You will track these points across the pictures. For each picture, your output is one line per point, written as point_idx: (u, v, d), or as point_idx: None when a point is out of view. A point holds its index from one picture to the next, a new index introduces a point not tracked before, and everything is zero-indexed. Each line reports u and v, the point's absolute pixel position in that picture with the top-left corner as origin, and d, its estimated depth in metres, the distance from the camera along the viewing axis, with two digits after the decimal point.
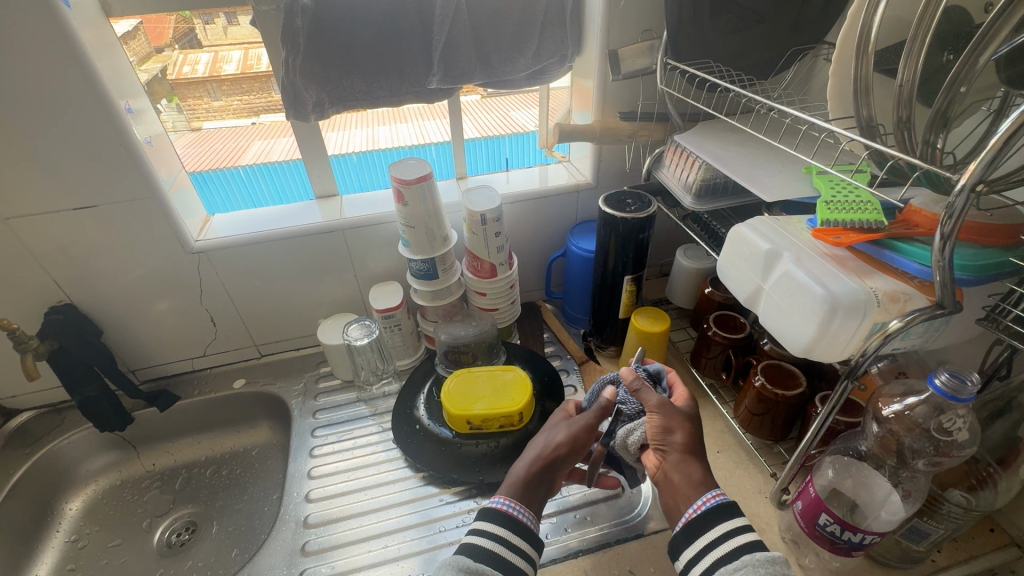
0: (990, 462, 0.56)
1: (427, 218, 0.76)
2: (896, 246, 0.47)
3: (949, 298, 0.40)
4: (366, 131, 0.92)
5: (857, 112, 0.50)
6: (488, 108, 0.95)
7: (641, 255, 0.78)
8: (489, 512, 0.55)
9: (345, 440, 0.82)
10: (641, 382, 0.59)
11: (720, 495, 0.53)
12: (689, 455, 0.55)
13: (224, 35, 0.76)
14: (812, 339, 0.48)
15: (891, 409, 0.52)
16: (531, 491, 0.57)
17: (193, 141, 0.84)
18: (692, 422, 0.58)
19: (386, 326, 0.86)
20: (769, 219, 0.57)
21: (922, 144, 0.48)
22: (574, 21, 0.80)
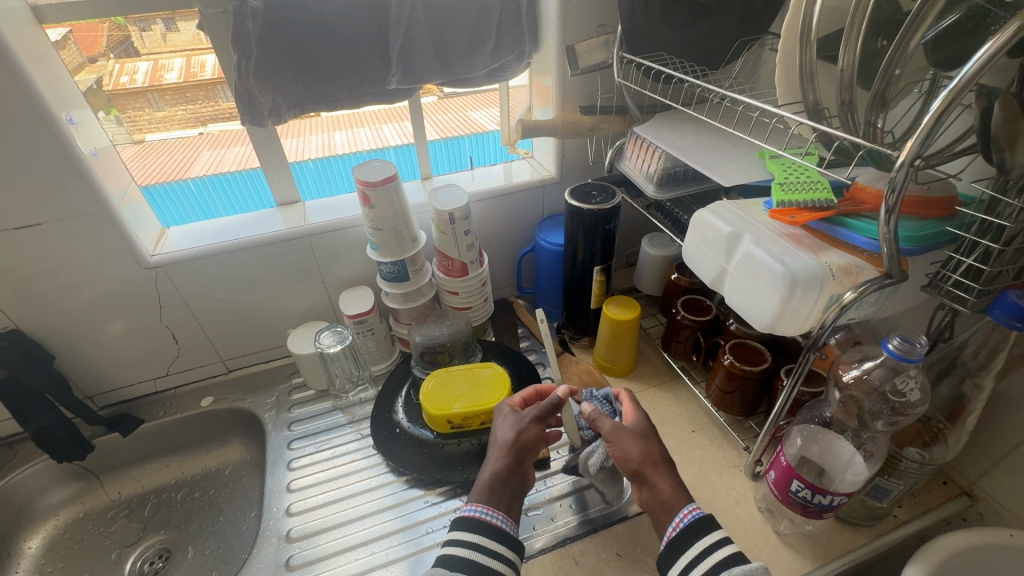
0: (940, 419, 0.60)
1: (394, 219, 0.76)
2: (846, 223, 0.50)
3: (896, 268, 0.44)
4: (323, 138, 0.92)
5: (804, 96, 0.52)
6: (445, 109, 0.97)
7: (609, 245, 0.79)
8: (462, 521, 0.55)
9: (323, 450, 0.80)
10: (596, 411, 0.64)
11: (696, 511, 0.55)
12: (659, 473, 0.59)
13: (163, 42, 0.74)
14: (775, 315, 0.51)
15: (851, 375, 0.56)
16: (501, 494, 0.57)
17: (137, 155, 0.81)
18: (644, 438, 0.61)
19: (359, 332, 0.85)
20: (728, 204, 0.59)
21: (865, 125, 0.50)
22: (530, 18, 0.81)
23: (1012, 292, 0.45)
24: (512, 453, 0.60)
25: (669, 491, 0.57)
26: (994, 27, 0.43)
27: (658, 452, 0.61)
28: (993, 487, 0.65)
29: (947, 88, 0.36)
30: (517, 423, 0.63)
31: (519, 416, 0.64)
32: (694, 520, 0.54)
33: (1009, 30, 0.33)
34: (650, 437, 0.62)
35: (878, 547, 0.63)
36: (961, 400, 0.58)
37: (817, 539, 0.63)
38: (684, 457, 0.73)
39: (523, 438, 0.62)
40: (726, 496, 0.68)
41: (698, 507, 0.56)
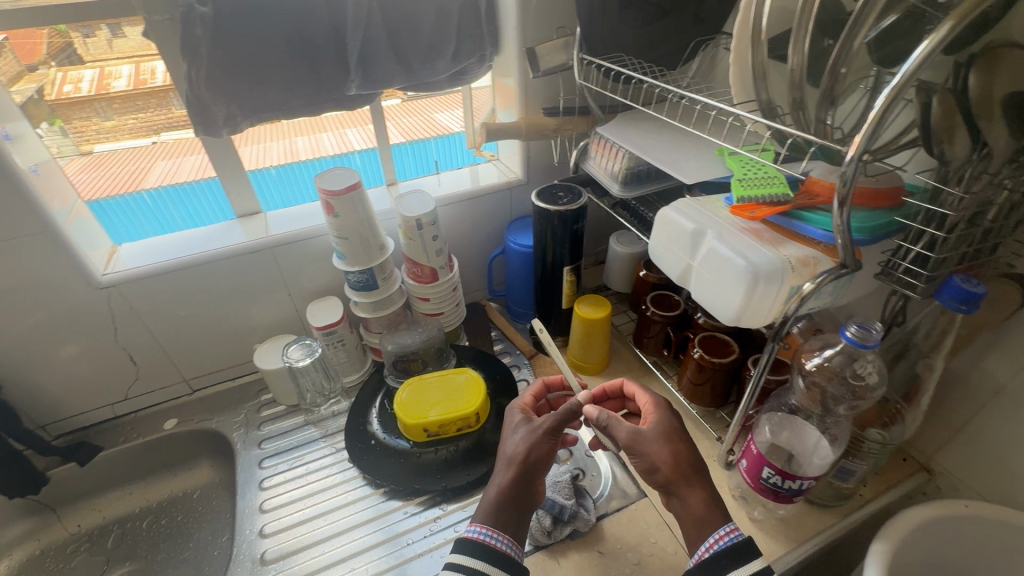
0: (898, 399, 0.62)
1: (360, 227, 0.74)
2: (803, 217, 0.51)
3: (850, 257, 0.46)
4: (284, 144, 0.88)
5: (757, 95, 0.53)
6: (411, 112, 0.94)
7: (578, 244, 0.80)
8: (466, 543, 0.54)
9: (297, 466, 0.78)
10: (608, 415, 0.60)
11: (734, 535, 0.53)
12: (691, 486, 0.56)
13: (109, 48, 0.71)
14: (739, 309, 0.51)
15: (813, 363, 0.57)
16: (508, 514, 0.56)
17: (85, 167, 0.77)
18: (668, 442, 0.58)
19: (328, 344, 0.83)
20: (691, 201, 0.60)
21: (815, 122, 0.52)
22: (489, 21, 0.81)
23: (957, 276, 0.48)
24: (523, 469, 0.58)
25: (698, 508, 0.56)
26: (930, 27, 0.47)
27: (687, 457, 0.58)
28: (948, 461, 0.69)
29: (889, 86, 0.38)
30: (528, 435, 0.60)
31: (530, 428, 0.61)
32: (732, 544, 0.52)
33: (942, 31, 0.35)
34: (674, 440, 0.59)
35: (846, 525, 0.66)
36: (915, 381, 0.60)
37: (789, 523, 0.66)
38: None
39: (534, 454, 0.59)
40: None
41: (735, 530, 0.54)
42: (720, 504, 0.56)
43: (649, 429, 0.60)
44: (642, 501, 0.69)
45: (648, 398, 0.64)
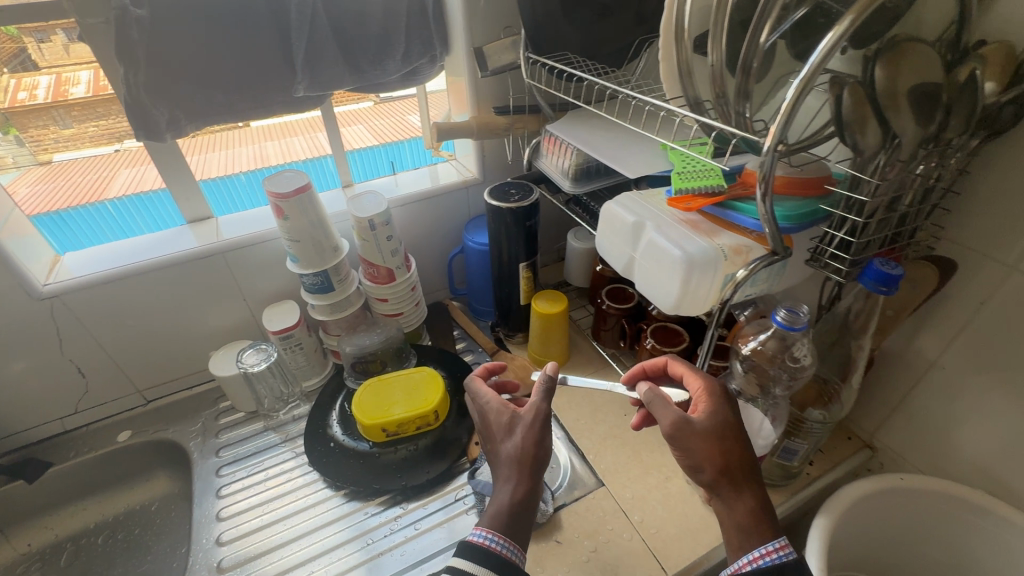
0: (835, 379, 0.62)
1: (311, 229, 0.74)
2: (736, 207, 0.53)
3: (779, 245, 0.48)
4: (254, 149, 0.94)
5: (685, 91, 0.53)
6: (383, 114, 1.02)
7: (532, 241, 0.81)
8: (468, 547, 0.48)
9: (256, 473, 0.77)
10: (655, 400, 0.54)
11: (782, 555, 0.47)
12: (737, 490, 0.50)
13: (64, 55, 0.69)
14: (678, 296, 0.53)
15: (749, 347, 0.60)
16: (517, 520, 0.50)
17: (42, 177, 0.80)
18: (720, 440, 0.51)
19: (285, 348, 0.82)
20: (633, 194, 0.61)
21: (736, 115, 0.53)
22: (438, 22, 0.82)
23: (877, 260, 0.50)
24: (529, 470, 0.52)
25: (744, 516, 0.49)
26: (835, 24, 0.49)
27: (735, 458, 0.51)
28: (887, 437, 0.72)
29: (799, 77, 0.40)
30: (530, 430, 0.54)
31: (529, 424, 0.54)
32: (776, 563, 0.47)
33: (845, 24, 0.37)
34: (727, 438, 0.51)
35: (792, 502, 0.69)
36: (848, 362, 0.61)
37: None
38: (618, 441, 0.77)
39: (537, 452, 0.53)
40: (656, 474, 0.72)
41: (785, 547, 0.48)
42: (769, 514, 0.50)
43: (700, 422, 0.52)
44: (598, 490, 0.71)
45: (702, 387, 0.55)
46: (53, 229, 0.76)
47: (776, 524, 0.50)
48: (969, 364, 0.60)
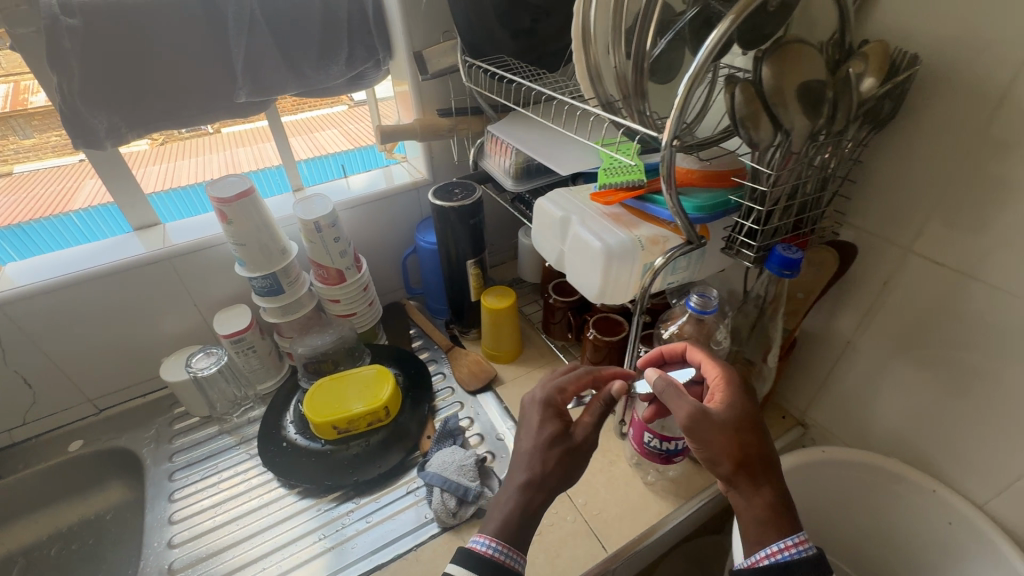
0: (756, 359, 0.65)
1: (257, 233, 0.75)
2: (654, 200, 0.56)
3: (693, 235, 0.51)
4: (226, 155, 0.98)
5: (595, 93, 0.53)
6: (357, 117, 1.06)
7: (478, 239, 0.83)
8: (468, 556, 0.48)
9: (210, 475, 0.78)
10: (666, 391, 0.52)
11: (802, 550, 0.48)
12: (755, 485, 0.50)
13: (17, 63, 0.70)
14: (600, 285, 0.56)
15: (671, 330, 0.64)
16: (524, 529, 0.51)
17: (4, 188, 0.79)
18: (737, 432, 0.49)
19: (237, 351, 0.83)
20: (564, 190, 0.64)
21: (639, 114, 0.52)
22: (379, 27, 0.84)
23: (780, 246, 0.53)
24: (541, 480, 0.52)
25: (762, 511, 0.49)
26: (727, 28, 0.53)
27: (753, 450, 0.50)
28: (816, 414, 0.77)
29: (688, 76, 0.42)
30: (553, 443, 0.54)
31: (559, 440, 0.54)
32: (795, 558, 0.48)
33: (726, 23, 0.40)
34: (745, 429, 0.50)
35: None
36: (766, 338, 0.63)
37: (678, 482, 0.72)
38: None
39: (552, 462, 0.53)
40: (601, 458, 0.75)
41: (803, 543, 0.48)
42: (787, 507, 0.50)
43: (716, 413, 0.50)
44: None
45: (716, 376, 0.53)
46: (16, 240, 0.77)
47: (793, 517, 0.50)
48: (879, 340, 0.65)
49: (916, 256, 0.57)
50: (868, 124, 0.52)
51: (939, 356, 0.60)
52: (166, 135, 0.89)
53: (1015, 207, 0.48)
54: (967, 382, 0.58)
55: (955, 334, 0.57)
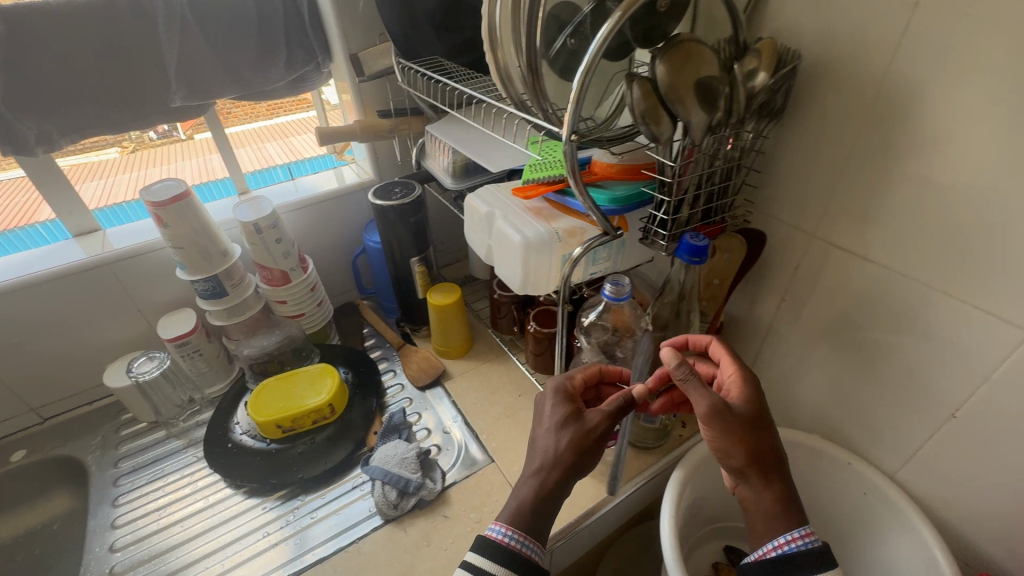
0: None
1: (195, 236, 0.75)
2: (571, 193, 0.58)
3: (608, 226, 0.53)
4: (200, 161, 1.01)
5: (507, 92, 0.54)
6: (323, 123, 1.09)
7: (422, 236, 0.85)
8: (487, 544, 0.49)
9: (156, 479, 0.78)
10: (687, 381, 0.48)
11: (808, 542, 0.50)
12: (765, 480, 0.52)
13: None
14: (522, 277, 0.59)
15: (588, 320, 0.67)
16: (541, 516, 0.51)
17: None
18: (751, 429, 0.50)
19: (182, 355, 0.83)
20: (492, 187, 0.66)
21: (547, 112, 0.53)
22: (317, 29, 0.85)
23: (688, 235, 0.56)
24: (559, 468, 0.51)
25: (772, 503, 0.51)
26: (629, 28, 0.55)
27: (766, 446, 0.51)
28: None
29: (579, 72, 0.44)
30: (571, 428, 0.53)
31: (577, 427, 0.53)
32: (801, 550, 0.50)
33: (613, 17, 0.42)
34: (759, 425, 0.51)
35: (664, 461, 0.76)
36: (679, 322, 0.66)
37: (616, 467, 0.74)
38: (511, 421, 0.82)
39: (569, 449, 0.52)
40: None
41: (809, 535, 0.50)
42: (795, 503, 0.52)
43: (734, 408, 0.51)
44: (487, 467, 0.75)
45: (735, 371, 0.54)
46: None
47: (798, 511, 0.52)
48: (795, 322, 0.68)
49: (820, 240, 0.60)
50: (763, 116, 0.55)
51: (846, 335, 0.63)
52: (138, 142, 0.91)
53: (896, 191, 0.52)
54: (872, 358, 0.62)
55: (857, 313, 0.61)
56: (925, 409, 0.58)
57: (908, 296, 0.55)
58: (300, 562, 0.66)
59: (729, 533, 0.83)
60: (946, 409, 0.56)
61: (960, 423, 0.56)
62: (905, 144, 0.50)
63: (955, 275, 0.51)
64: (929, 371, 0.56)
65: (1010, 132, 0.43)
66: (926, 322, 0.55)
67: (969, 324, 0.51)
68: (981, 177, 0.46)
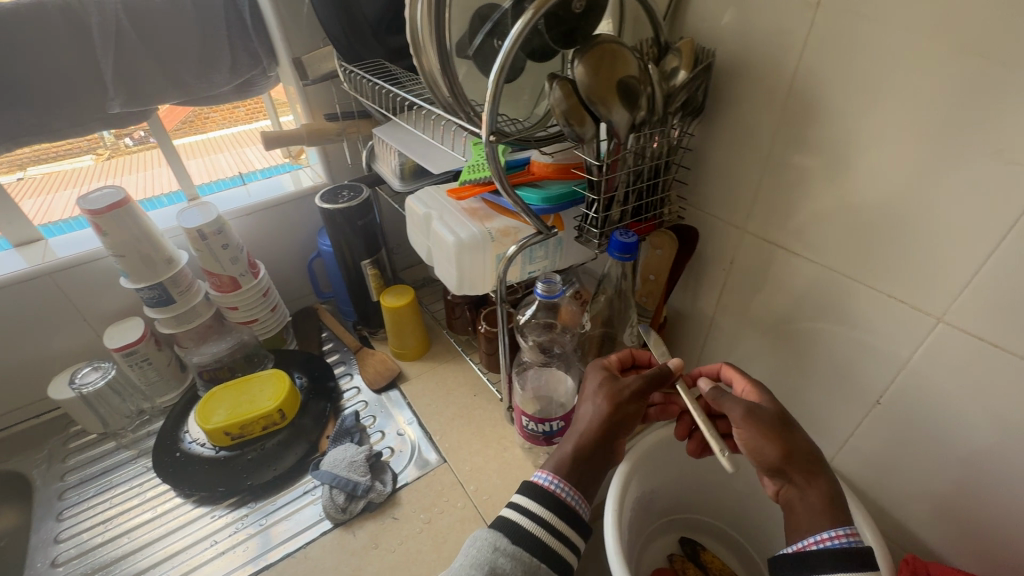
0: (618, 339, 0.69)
1: (136, 243, 0.74)
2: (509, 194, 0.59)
3: (540, 224, 0.53)
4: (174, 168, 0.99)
5: (436, 93, 0.53)
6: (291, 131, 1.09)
7: (372, 239, 0.85)
8: (532, 487, 0.51)
9: (103, 491, 0.77)
10: (720, 395, 0.55)
11: (851, 541, 0.45)
12: (807, 477, 0.49)
13: None
14: (456, 277, 0.59)
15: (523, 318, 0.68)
16: (584, 470, 0.52)
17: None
18: (785, 428, 0.51)
19: (130, 364, 0.82)
20: (431, 188, 0.67)
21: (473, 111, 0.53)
22: (260, 33, 0.84)
23: (618, 232, 0.57)
24: (602, 424, 0.53)
25: (819, 500, 0.48)
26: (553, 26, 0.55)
27: (805, 445, 0.50)
28: None
29: (496, 67, 0.44)
30: (612, 387, 0.55)
31: (616, 387, 0.55)
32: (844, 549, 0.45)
33: (527, 13, 0.42)
34: (791, 425, 0.51)
35: None
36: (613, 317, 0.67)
37: None
38: (465, 420, 0.82)
39: (614, 407, 0.54)
40: (496, 444, 0.78)
41: (854, 535, 0.46)
42: (842, 506, 0.48)
43: (765, 408, 0.52)
44: (441, 468, 0.76)
45: (745, 382, 0.57)
46: None
47: (845, 512, 0.48)
48: (733, 315, 0.70)
49: (750, 235, 0.62)
50: (686, 111, 0.57)
51: (780, 326, 0.65)
52: (112, 150, 0.94)
53: (814, 185, 0.54)
54: (804, 348, 0.63)
55: (788, 304, 0.62)
56: (854, 397, 0.60)
57: (831, 287, 0.57)
58: (263, 560, 0.66)
59: (685, 525, 0.83)
60: (871, 396, 0.58)
61: (885, 409, 0.57)
62: (819, 139, 0.51)
63: (871, 266, 0.52)
64: (854, 359, 0.58)
65: (908, 127, 0.45)
66: (849, 312, 0.56)
67: (886, 314, 0.53)
68: (886, 170, 0.47)
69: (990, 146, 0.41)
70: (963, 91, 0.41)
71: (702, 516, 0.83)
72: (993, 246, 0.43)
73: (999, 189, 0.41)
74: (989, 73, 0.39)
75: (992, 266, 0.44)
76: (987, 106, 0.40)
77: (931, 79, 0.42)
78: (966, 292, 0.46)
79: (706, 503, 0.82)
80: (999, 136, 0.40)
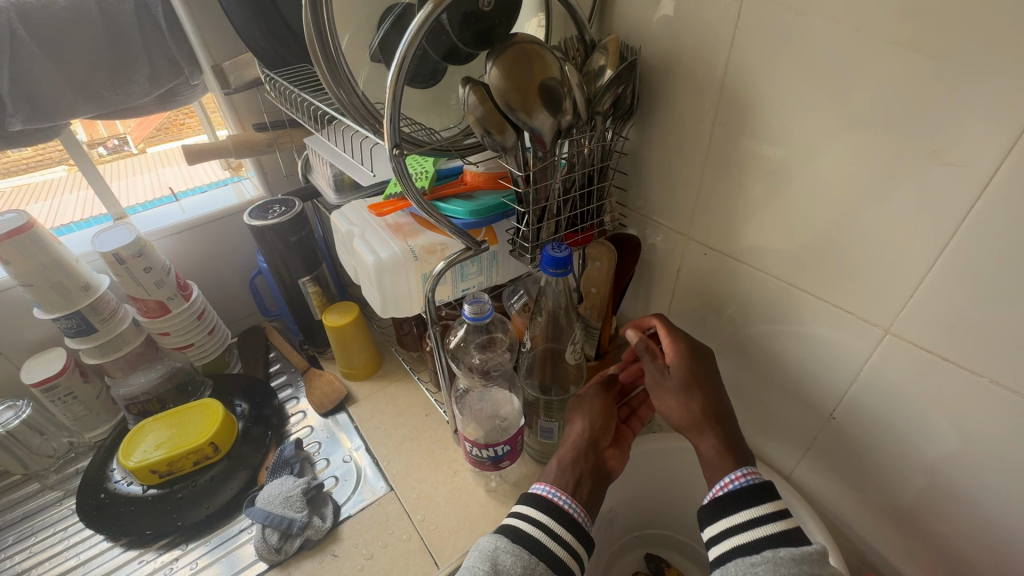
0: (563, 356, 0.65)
1: (44, 271, 0.69)
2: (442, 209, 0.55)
3: (467, 240, 0.49)
4: (150, 176, 0.95)
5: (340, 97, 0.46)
6: None
7: (310, 254, 0.81)
8: (530, 497, 0.49)
9: (23, 538, 0.71)
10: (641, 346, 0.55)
11: (750, 478, 0.47)
12: (694, 430, 0.51)
13: None
14: (380, 301, 0.56)
15: (455, 341, 0.66)
16: (580, 482, 0.50)
17: None
18: (688, 390, 0.51)
19: (52, 401, 0.76)
20: (358, 203, 0.63)
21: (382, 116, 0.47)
22: (178, 40, 0.78)
23: (550, 246, 0.53)
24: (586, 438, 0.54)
25: (711, 454, 0.49)
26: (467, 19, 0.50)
27: (703, 401, 0.51)
28: None
29: (395, 66, 0.39)
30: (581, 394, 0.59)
31: (591, 396, 0.58)
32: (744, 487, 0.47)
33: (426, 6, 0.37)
34: (696, 390, 0.51)
35: None
36: (557, 331, 0.64)
37: (520, 486, 0.71)
38: (415, 443, 0.78)
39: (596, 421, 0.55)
40: (446, 469, 0.74)
41: (753, 473, 0.48)
42: (737, 448, 0.50)
43: (670, 376, 0.52)
44: (388, 495, 0.71)
45: (669, 340, 0.54)
46: None
47: (745, 456, 0.50)
48: (685, 325, 0.66)
49: (695, 242, 0.59)
50: (614, 114, 0.53)
51: (731, 336, 0.61)
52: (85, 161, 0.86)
53: (755, 190, 0.50)
54: (756, 360, 0.60)
55: (738, 314, 0.59)
56: (808, 411, 0.57)
57: (778, 296, 0.53)
58: None
59: (650, 542, 0.80)
60: (825, 410, 0.55)
61: (839, 423, 0.54)
62: (755, 141, 0.48)
63: (816, 274, 0.49)
64: (806, 372, 0.55)
65: (842, 127, 0.41)
66: (797, 323, 0.53)
67: (833, 324, 0.50)
68: (823, 175, 0.44)
69: (927, 147, 0.37)
70: (895, 89, 0.37)
71: (669, 532, 0.80)
72: (936, 255, 0.40)
73: (936, 194, 0.38)
74: (921, 68, 0.36)
75: (935, 275, 0.41)
76: (922, 104, 0.36)
77: (862, 76, 0.39)
78: (911, 303, 0.43)
79: (669, 518, 0.78)
80: (932, 137, 0.37)
